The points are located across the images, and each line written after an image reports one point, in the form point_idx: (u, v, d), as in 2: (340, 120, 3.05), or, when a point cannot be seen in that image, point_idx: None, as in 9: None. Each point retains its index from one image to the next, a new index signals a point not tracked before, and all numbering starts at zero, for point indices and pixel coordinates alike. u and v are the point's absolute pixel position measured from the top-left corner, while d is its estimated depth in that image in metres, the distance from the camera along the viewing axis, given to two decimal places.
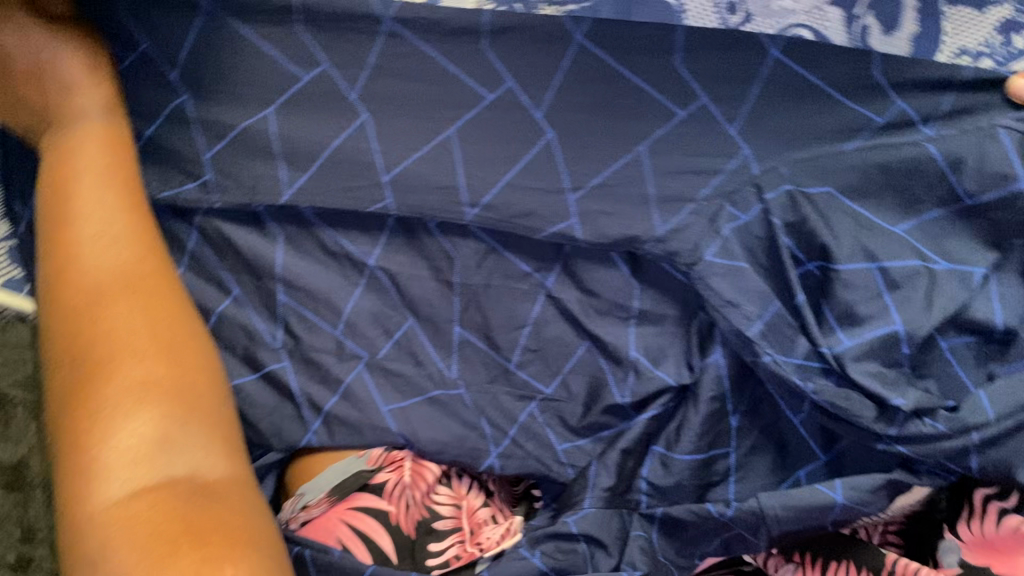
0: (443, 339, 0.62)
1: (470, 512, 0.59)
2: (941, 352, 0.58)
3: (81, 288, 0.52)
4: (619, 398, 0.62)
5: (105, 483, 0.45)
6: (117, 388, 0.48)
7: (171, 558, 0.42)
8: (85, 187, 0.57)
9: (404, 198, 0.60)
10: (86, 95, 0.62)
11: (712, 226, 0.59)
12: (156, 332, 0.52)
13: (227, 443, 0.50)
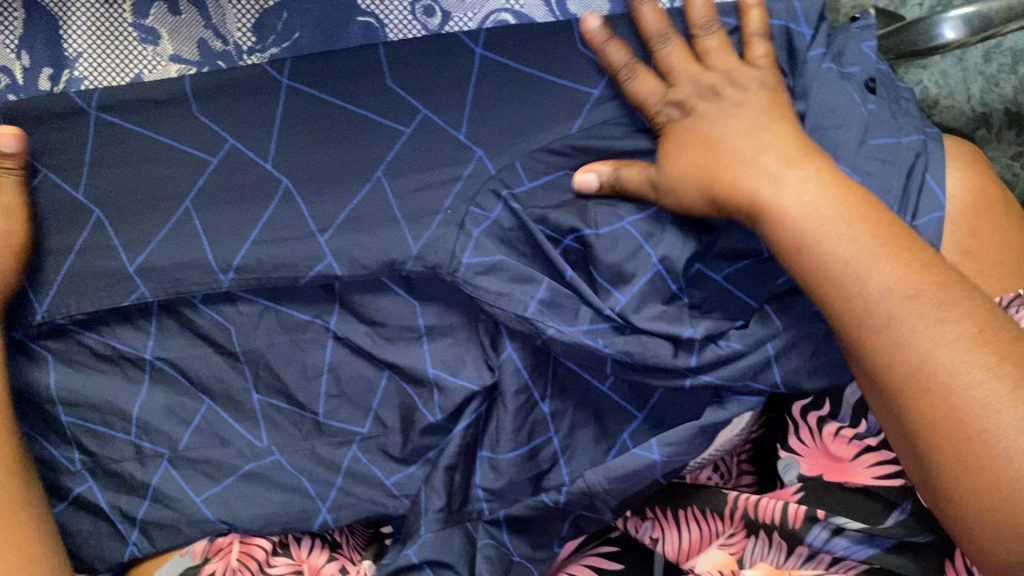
0: (245, 412, 0.61)
1: (313, 571, 0.59)
2: (717, 285, 0.60)
3: None
4: (430, 417, 0.60)
5: None
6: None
7: None
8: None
9: (156, 285, 0.59)
10: None
11: (462, 231, 0.58)
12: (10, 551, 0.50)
13: None
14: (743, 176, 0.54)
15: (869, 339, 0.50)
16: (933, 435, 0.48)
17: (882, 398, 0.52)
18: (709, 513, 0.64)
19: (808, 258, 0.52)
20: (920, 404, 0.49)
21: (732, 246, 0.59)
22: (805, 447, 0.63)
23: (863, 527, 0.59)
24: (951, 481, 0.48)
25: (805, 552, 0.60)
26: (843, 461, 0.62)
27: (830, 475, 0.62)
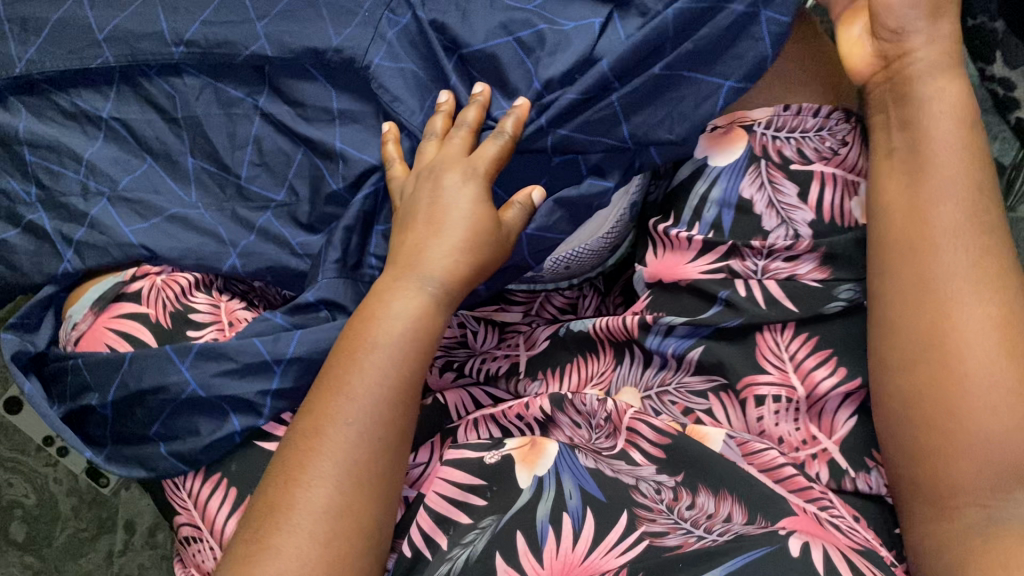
0: (180, 171, 0.72)
1: (228, 311, 0.69)
2: None
3: (343, 360, 0.59)
4: (334, 184, 0.70)
5: (292, 508, 0.53)
6: (313, 497, 0.54)
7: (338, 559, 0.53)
8: (407, 307, 0.60)
9: (117, 50, 0.70)
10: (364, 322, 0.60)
11: (376, 28, 0.69)
12: (370, 461, 0.56)
13: (363, 498, 0.55)
14: (913, 84, 0.62)
15: (927, 229, 0.58)
16: (918, 339, 0.57)
17: (893, 295, 0.59)
18: (586, 355, 0.72)
19: (918, 162, 0.60)
20: (922, 286, 0.57)
21: None
22: (653, 260, 0.69)
23: (688, 320, 0.65)
24: (875, 340, 0.59)
25: (657, 361, 0.67)
26: (681, 265, 0.68)
27: (665, 277, 0.68)
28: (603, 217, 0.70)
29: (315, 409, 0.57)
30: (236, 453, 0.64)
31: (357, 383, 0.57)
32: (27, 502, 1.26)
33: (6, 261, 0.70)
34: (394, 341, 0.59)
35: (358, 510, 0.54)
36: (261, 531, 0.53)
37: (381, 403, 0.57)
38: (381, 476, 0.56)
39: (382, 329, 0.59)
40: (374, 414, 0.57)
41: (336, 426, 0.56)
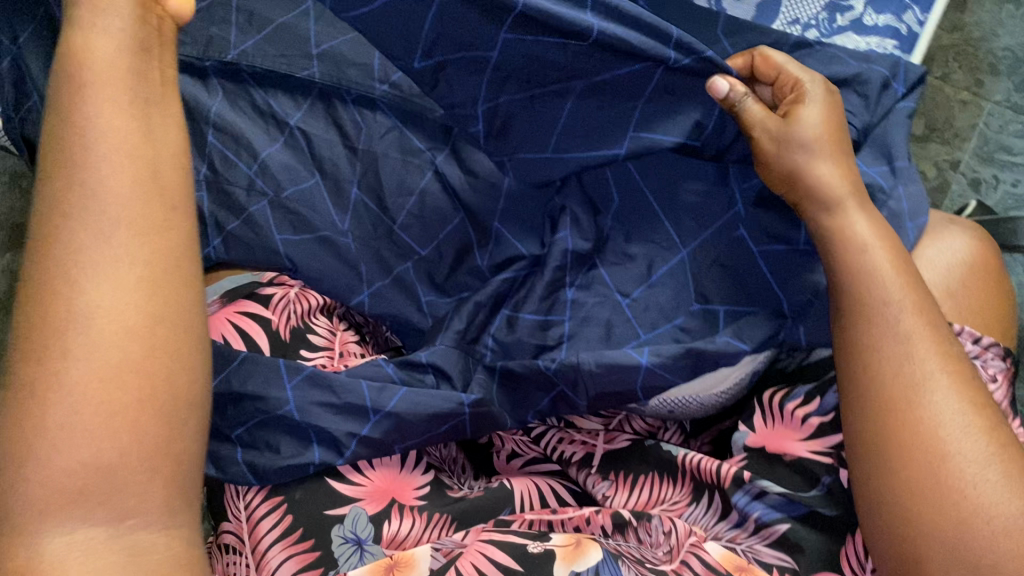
0: (342, 196, 0.73)
1: (341, 342, 0.72)
2: (753, 257, 0.70)
3: (74, 201, 0.44)
4: (479, 260, 0.72)
5: (70, 372, 0.42)
6: (90, 334, 0.42)
7: (144, 422, 0.43)
8: (122, 76, 0.48)
9: (326, 68, 0.73)
10: (99, 134, 0.46)
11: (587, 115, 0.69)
12: (145, 267, 0.45)
13: (156, 355, 0.44)
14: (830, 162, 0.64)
15: (867, 297, 0.59)
16: (872, 402, 0.56)
17: (859, 406, 0.57)
18: (663, 476, 0.72)
19: (844, 245, 0.62)
20: (869, 361, 0.57)
21: (777, 228, 0.69)
22: (760, 428, 0.71)
23: (785, 491, 0.67)
24: (868, 406, 0.56)
25: (734, 518, 0.69)
26: (792, 439, 0.69)
27: (768, 446, 0.70)
28: (723, 374, 0.68)
29: (59, 230, 0.44)
30: (306, 483, 0.66)
31: (104, 182, 0.45)
32: None
33: None
34: (123, 128, 0.47)
35: (163, 335, 0.45)
36: (26, 389, 0.41)
37: (133, 198, 0.46)
38: (165, 296, 0.45)
39: (92, 116, 0.46)
40: (128, 202, 0.45)
41: (95, 256, 0.44)
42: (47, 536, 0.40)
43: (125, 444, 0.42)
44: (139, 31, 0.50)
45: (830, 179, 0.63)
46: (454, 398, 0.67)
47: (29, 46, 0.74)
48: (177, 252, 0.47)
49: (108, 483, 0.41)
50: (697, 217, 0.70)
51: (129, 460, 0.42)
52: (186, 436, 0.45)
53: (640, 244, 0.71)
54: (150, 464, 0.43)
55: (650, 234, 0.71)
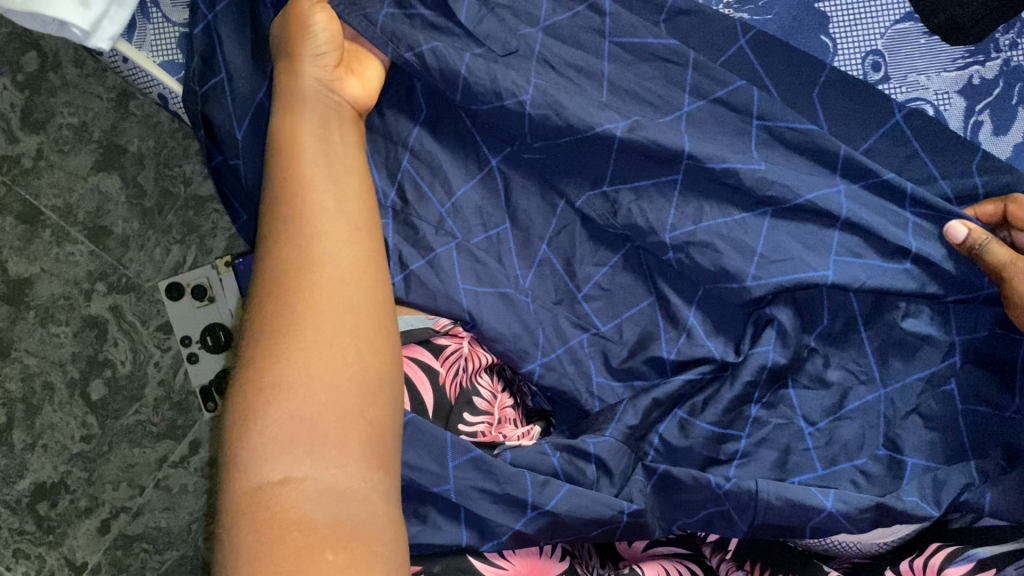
0: (529, 252, 0.69)
1: (501, 405, 0.67)
2: (955, 413, 0.65)
3: (313, 225, 0.57)
4: (665, 352, 0.67)
5: (297, 338, 0.53)
6: (311, 316, 0.54)
7: (365, 400, 0.53)
8: (348, 137, 0.63)
9: (538, 102, 0.66)
10: (317, 169, 0.59)
11: (800, 240, 0.66)
12: (349, 271, 0.56)
13: (380, 343, 0.56)
14: None
15: None
16: None
17: None
18: None
19: None
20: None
21: (986, 389, 0.65)
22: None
23: None
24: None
25: None
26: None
27: None
28: (890, 527, 0.66)
29: (283, 256, 0.56)
30: (446, 556, 0.62)
31: (315, 222, 0.57)
32: (119, 368, 1.22)
33: None
34: (344, 164, 0.61)
35: (363, 327, 0.55)
36: (260, 370, 0.52)
37: (343, 220, 0.58)
38: (365, 293, 0.56)
39: (318, 174, 0.59)
40: (342, 214, 0.58)
41: (323, 259, 0.56)
42: (275, 473, 0.50)
43: (340, 410, 0.52)
44: (325, 108, 0.62)
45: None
46: (616, 506, 0.62)
47: (226, 21, 0.70)
48: (363, 247, 0.57)
49: (324, 432, 0.51)
50: (905, 358, 0.66)
51: (338, 422, 0.52)
52: (392, 409, 0.55)
53: (835, 372, 0.66)
54: (374, 415, 0.53)
55: (851, 363, 0.66)
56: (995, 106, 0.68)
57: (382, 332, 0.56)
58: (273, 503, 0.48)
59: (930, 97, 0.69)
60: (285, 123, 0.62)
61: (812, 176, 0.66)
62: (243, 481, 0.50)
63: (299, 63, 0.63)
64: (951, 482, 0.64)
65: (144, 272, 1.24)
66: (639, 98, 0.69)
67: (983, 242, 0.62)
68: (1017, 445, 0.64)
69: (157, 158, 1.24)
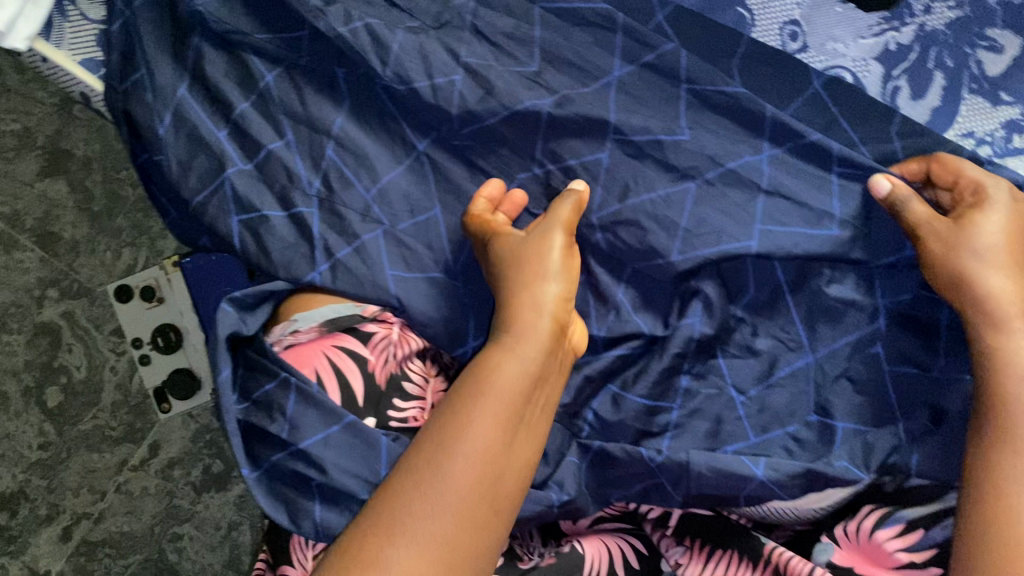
0: (459, 235, 0.68)
1: (434, 389, 0.67)
2: (883, 377, 0.66)
3: (494, 388, 0.57)
4: (595, 329, 0.68)
5: (439, 478, 0.53)
6: (459, 462, 0.53)
7: (476, 516, 0.53)
8: (548, 270, 0.62)
9: (470, 81, 0.67)
10: (526, 338, 0.59)
11: (726, 211, 0.65)
12: (478, 480, 0.53)
13: (498, 506, 0.54)
14: (1003, 282, 0.60)
15: (1014, 430, 0.56)
16: (987, 537, 0.53)
17: (979, 539, 0.53)
18: (742, 560, 0.67)
19: (1000, 373, 0.58)
20: (997, 480, 0.55)
21: (911, 350, 0.66)
22: (848, 543, 0.64)
23: None
24: (982, 522, 0.54)
25: None
26: (881, 567, 0.63)
27: (859, 567, 0.63)
28: (825, 491, 0.66)
29: (452, 413, 0.56)
30: None
31: (500, 370, 0.58)
32: (74, 374, 1.22)
33: (258, 238, 0.67)
34: (540, 301, 0.61)
35: (484, 474, 0.54)
36: (389, 510, 0.52)
37: (524, 372, 0.58)
38: (501, 440, 0.55)
39: (512, 335, 0.60)
40: (512, 384, 0.57)
41: (479, 431, 0.55)
42: None
43: (448, 519, 0.52)
44: (540, 252, 0.63)
45: (998, 293, 0.59)
46: (546, 500, 0.64)
47: (146, 15, 0.70)
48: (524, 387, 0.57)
49: (422, 533, 0.51)
50: (831, 324, 0.66)
51: (449, 522, 0.52)
52: (497, 531, 0.54)
53: (763, 340, 0.67)
54: (483, 521, 0.53)
55: (778, 331, 0.67)
56: (912, 71, 0.69)
57: (506, 461, 0.55)
58: None
59: (848, 64, 0.69)
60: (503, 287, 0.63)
61: (736, 141, 0.66)
62: None
63: (550, 231, 0.63)
64: (880, 445, 0.65)
65: (92, 276, 1.22)
66: (568, 70, 0.68)
67: (898, 198, 0.63)
68: (943, 405, 0.65)
69: (103, 162, 1.23)
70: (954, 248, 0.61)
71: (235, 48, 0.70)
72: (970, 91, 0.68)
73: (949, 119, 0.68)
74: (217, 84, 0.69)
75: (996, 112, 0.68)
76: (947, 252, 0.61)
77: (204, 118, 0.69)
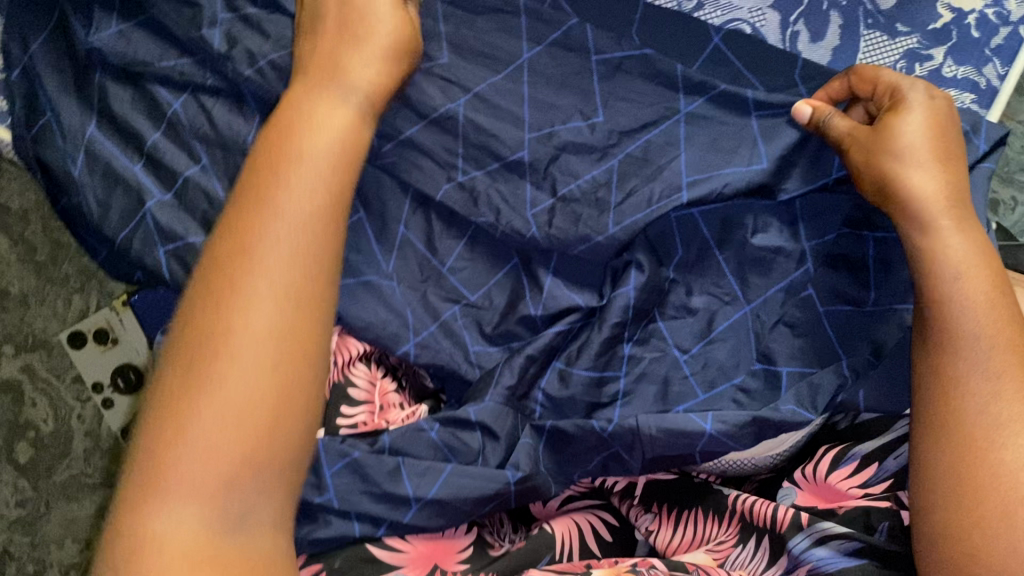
0: (387, 236, 0.69)
1: (381, 392, 0.68)
2: (818, 317, 0.67)
3: (250, 278, 0.50)
4: (532, 310, 0.68)
5: (200, 409, 0.47)
6: (237, 369, 0.48)
7: (263, 437, 0.48)
8: (325, 153, 0.56)
9: None
10: (285, 189, 0.53)
11: (649, 176, 0.66)
12: (263, 390, 0.48)
13: (281, 421, 0.49)
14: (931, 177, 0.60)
15: (952, 325, 0.57)
16: (938, 432, 0.55)
17: (936, 439, 0.55)
18: (709, 516, 0.67)
19: (933, 269, 0.59)
20: (946, 369, 0.57)
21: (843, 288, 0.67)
22: (805, 485, 0.66)
23: (852, 539, 0.60)
24: (934, 414, 0.56)
25: (787, 562, 0.62)
26: (837, 503, 0.64)
27: (820, 504, 0.65)
28: (774, 440, 0.68)
29: (207, 294, 0.50)
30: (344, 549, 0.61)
31: (263, 256, 0.51)
32: (42, 427, 1.21)
33: (185, 266, 0.67)
34: (307, 178, 0.55)
35: (279, 367, 0.49)
36: (149, 433, 0.47)
37: (298, 242, 0.52)
38: (283, 336, 0.50)
39: (271, 210, 0.53)
40: (292, 259, 0.52)
41: (243, 330, 0.49)
42: (154, 526, 0.45)
43: (227, 431, 0.47)
44: (316, 115, 0.58)
45: (927, 194, 0.60)
46: (500, 478, 0.62)
47: (47, 59, 0.70)
48: (304, 299, 0.51)
49: (194, 454, 0.46)
50: (760, 270, 0.68)
51: (229, 436, 0.47)
52: (292, 436, 0.49)
53: (700, 297, 0.68)
54: (278, 434, 0.48)
55: (711, 287, 0.68)
56: (808, 15, 0.70)
57: (309, 339, 0.51)
58: (151, 540, 0.45)
59: (746, 16, 0.71)
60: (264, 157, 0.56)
61: (648, 113, 0.67)
62: (125, 539, 0.45)
63: (322, 104, 0.58)
64: (831, 388, 0.65)
65: (46, 327, 1.22)
66: (473, 57, 0.69)
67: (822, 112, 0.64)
68: (882, 339, 0.66)
69: (40, 212, 1.22)
70: (875, 156, 0.61)
71: (137, 79, 0.69)
72: (867, 28, 0.70)
73: (850, 57, 0.69)
74: (124, 117, 0.68)
75: (894, 43, 0.69)
76: (869, 157, 0.62)
77: (117, 153, 0.69)
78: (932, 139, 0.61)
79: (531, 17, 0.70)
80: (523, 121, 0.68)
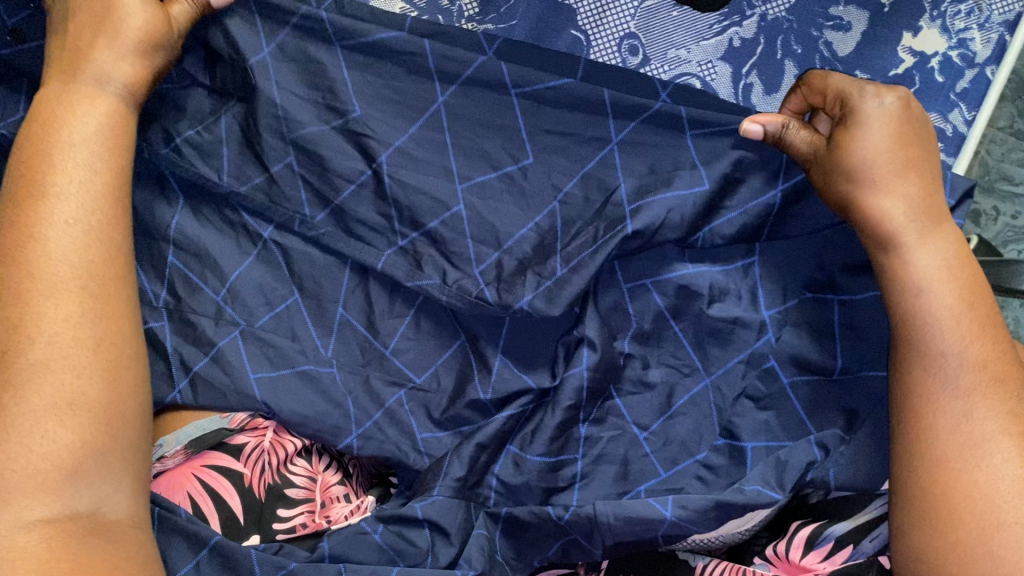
0: (326, 320, 0.66)
1: (323, 486, 0.64)
2: (782, 388, 0.64)
3: (26, 331, 0.49)
4: (482, 394, 0.64)
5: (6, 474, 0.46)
6: (25, 420, 0.47)
7: (83, 470, 0.48)
8: (98, 182, 0.55)
9: (304, 160, 0.66)
10: (52, 222, 0.52)
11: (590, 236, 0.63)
12: (72, 430, 0.48)
13: (123, 447, 0.50)
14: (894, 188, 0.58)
15: (920, 339, 0.55)
16: (910, 453, 0.53)
17: (907, 459, 0.54)
18: None
19: (900, 284, 0.57)
20: (916, 385, 0.55)
21: (809, 360, 0.63)
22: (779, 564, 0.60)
23: None
24: (905, 433, 0.54)
25: None
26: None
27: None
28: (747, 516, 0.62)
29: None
30: None
31: (32, 304, 0.50)
32: None
33: None
34: (74, 213, 0.53)
35: (85, 399, 0.49)
36: None
37: (74, 279, 0.52)
38: (78, 371, 0.50)
39: (38, 255, 0.51)
40: (67, 302, 0.51)
41: (32, 380, 0.48)
42: None
43: (42, 478, 0.46)
44: (70, 137, 0.55)
45: (894, 216, 0.57)
46: None
47: None
48: (95, 329, 0.51)
49: (17, 503, 0.46)
50: (718, 340, 0.64)
51: (48, 480, 0.46)
52: (125, 449, 0.51)
53: (655, 370, 0.65)
54: (104, 457, 0.49)
55: (669, 359, 0.65)
56: (761, 67, 0.71)
57: (116, 364, 0.52)
58: None
59: (696, 69, 0.72)
60: (19, 204, 0.53)
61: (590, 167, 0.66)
62: None
63: (68, 115, 0.56)
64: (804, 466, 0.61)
65: None
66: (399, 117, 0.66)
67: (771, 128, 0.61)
68: (858, 408, 0.63)
69: None
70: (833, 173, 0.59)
71: None
72: None
73: None
74: None
75: None
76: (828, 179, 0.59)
77: None
78: (895, 146, 0.58)
79: (436, 54, 0.65)
80: (452, 171, 0.66)
